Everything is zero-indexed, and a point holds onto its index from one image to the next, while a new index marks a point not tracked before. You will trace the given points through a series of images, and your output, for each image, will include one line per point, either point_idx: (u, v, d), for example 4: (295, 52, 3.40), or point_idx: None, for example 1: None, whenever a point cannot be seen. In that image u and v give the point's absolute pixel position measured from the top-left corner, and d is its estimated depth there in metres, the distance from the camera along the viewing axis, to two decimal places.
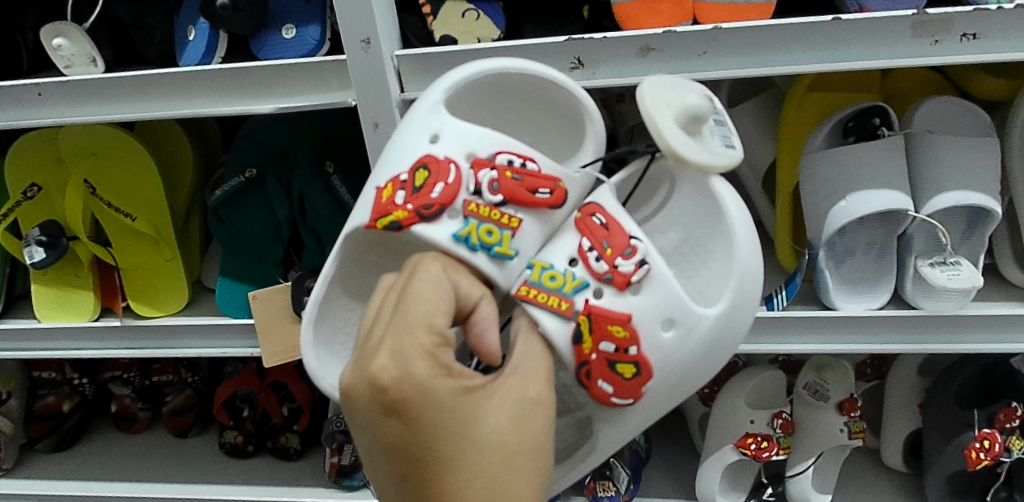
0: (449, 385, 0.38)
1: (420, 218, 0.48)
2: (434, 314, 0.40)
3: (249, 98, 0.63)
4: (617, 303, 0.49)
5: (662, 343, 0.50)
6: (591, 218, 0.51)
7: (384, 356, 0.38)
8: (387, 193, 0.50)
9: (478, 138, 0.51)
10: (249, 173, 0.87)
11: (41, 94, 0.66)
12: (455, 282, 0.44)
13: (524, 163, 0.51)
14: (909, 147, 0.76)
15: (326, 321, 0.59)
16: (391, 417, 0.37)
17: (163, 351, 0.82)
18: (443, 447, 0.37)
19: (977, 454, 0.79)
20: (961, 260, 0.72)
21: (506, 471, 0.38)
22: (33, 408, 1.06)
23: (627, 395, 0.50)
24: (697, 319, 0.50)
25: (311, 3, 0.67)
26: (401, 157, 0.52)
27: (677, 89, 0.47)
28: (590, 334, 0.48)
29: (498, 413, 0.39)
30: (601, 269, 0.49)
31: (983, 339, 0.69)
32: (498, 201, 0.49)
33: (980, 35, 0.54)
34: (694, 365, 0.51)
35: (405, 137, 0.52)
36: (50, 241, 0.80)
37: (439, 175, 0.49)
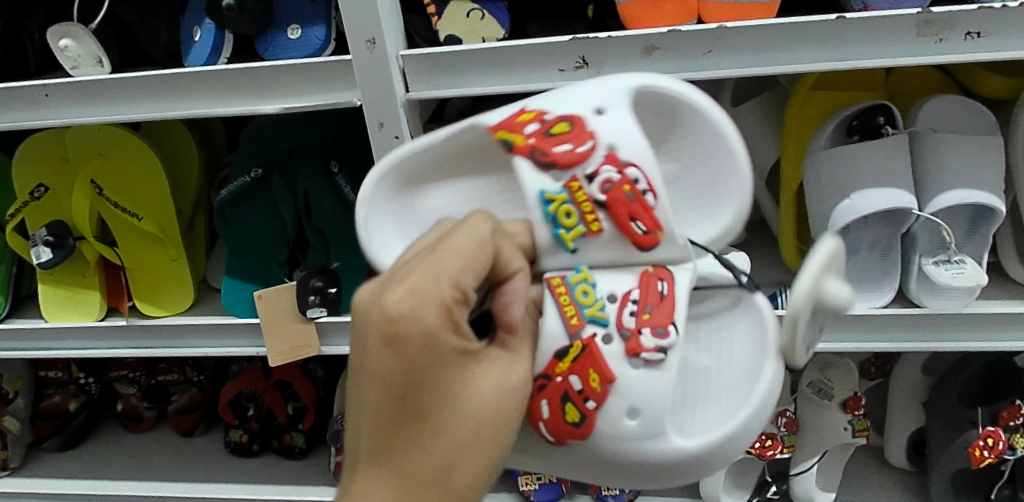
0: (453, 344, 0.35)
1: (530, 157, 0.43)
2: (470, 270, 0.36)
3: (254, 98, 0.64)
4: (616, 362, 0.42)
5: (619, 432, 0.42)
6: (657, 280, 0.43)
7: (404, 291, 0.34)
8: (525, 116, 0.45)
9: (630, 132, 0.44)
10: (255, 173, 0.88)
11: (48, 95, 0.66)
12: (497, 245, 0.39)
13: (648, 191, 0.43)
14: (914, 145, 0.76)
15: (406, 172, 0.49)
16: (389, 352, 0.35)
17: (169, 351, 0.82)
18: (424, 400, 0.36)
19: (981, 452, 0.79)
20: (965, 258, 0.72)
21: (472, 445, 0.37)
22: (39, 407, 1.07)
23: (552, 434, 0.43)
24: (661, 438, 0.42)
25: (316, 4, 0.68)
26: (560, 98, 0.46)
27: (838, 264, 0.39)
28: (572, 360, 0.42)
29: (485, 381, 0.38)
30: (627, 323, 0.42)
31: (987, 337, 0.69)
32: (600, 201, 0.43)
33: (984, 34, 0.54)
34: (632, 466, 0.43)
35: (579, 89, 0.46)
36: (58, 241, 0.81)
37: (576, 137, 0.44)
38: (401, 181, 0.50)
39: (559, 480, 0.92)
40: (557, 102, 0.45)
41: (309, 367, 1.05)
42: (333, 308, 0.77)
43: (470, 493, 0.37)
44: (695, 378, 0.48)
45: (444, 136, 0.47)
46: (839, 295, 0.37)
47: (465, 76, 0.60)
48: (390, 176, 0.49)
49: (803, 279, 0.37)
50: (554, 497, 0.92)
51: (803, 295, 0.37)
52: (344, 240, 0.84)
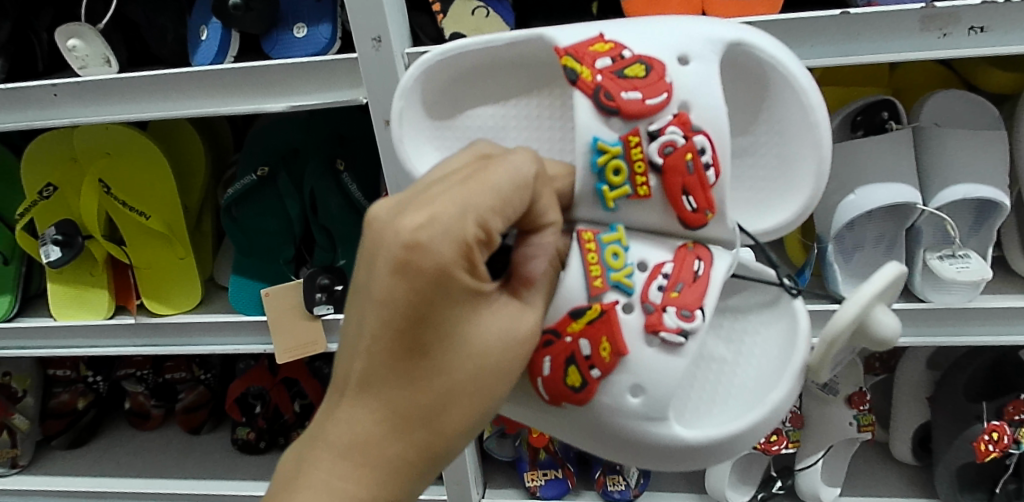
0: (466, 284, 0.33)
1: (593, 97, 0.40)
2: (499, 211, 0.33)
3: (261, 97, 0.64)
4: (633, 334, 0.40)
5: (620, 407, 0.41)
6: (693, 259, 0.42)
7: (422, 217, 0.32)
8: (600, 47, 0.42)
9: (709, 90, 0.41)
10: (261, 171, 0.88)
11: (57, 95, 0.67)
12: (536, 196, 0.36)
13: (710, 165, 0.41)
14: (918, 140, 0.76)
15: (452, 69, 0.48)
16: (399, 283, 0.32)
17: (177, 348, 0.83)
18: (427, 336, 0.34)
19: (986, 446, 0.79)
20: (970, 252, 0.73)
21: (468, 389, 0.35)
22: (49, 405, 1.08)
23: (548, 391, 0.41)
24: (663, 422, 0.41)
25: (322, 3, 0.68)
26: (644, 34, 0.42)
27: (885, 300, 0.41)
28: (586, 323, 0.40)
29: (492, 326, 0.36)
30: (652, 298, 0.41)
31: (992, 331, 0.70)
32: (656, 164, 0.40)
33: (987, 28, 0.54)
34: (625, 446, 0.42)
35: (668, 28, 0.42)
36: (66, 240, 0.82)
37: (648, 86, 0.40)
38: (445, 76, 0.48)
39: (565, 476, 0.93)
40: (641, 40, 0.42)
41: (316, 364, 1.05)
42: (340, 305, 0.78)
43: (457, 436, 0.36)
44: (716, 367, 0.49)
45: (505, 42, 0.45)
46: (880, 327, 0.39)
47: None
48: (436, 71, 0.47)
49: (851, 305, 0.39)
50: (560, 493, 0.93)
51: (849, 320, 0.39)
52: (349, 236, 0.85)
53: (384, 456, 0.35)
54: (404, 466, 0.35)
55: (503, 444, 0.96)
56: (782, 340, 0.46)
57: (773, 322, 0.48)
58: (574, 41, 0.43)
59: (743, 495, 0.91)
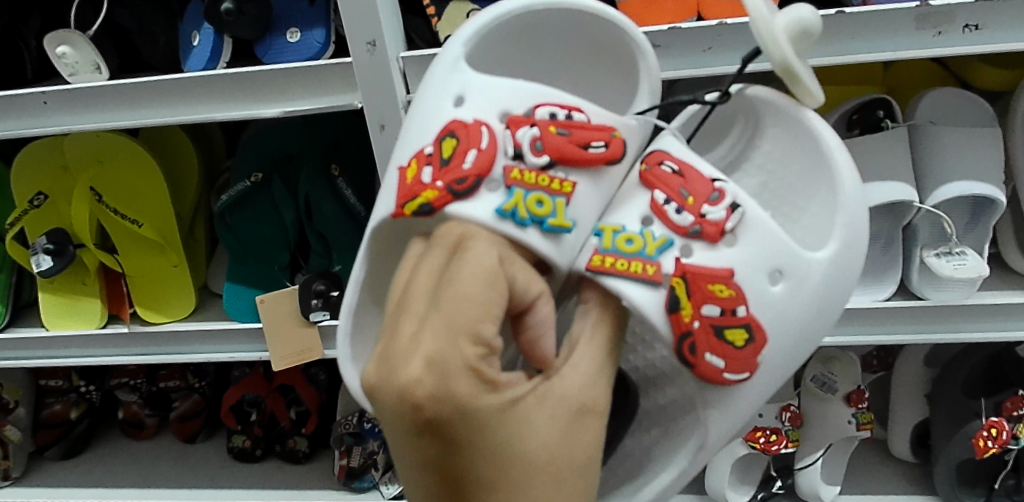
0: (492, 400, 0.35)
1: (453, 196, 0.41)
2: (486, 316, 0.36)
3: (255, 102, 0.64)
4: (712, 258, 0.43)
5: (771, 297, 0.43)
6: (660, 167, 0.45)
7: (419, 366, 0.34)
8: (412, 172, 0.43)
9: (507, 91, 0.45)
10: (255, 176, 0.88)
11: (47, 102, 0.66)
12: (512, 277, 0.38)
13: (569, 115, 0.44)
14: (913, 138, 0.76)
15: (375, 294, 0.52)
16: (425, 435, 0.35)
17: (171, 357, 0.82)
18: (485, 464, 0.35)
19: (984, 443, 0.79)
20: (967, 249, 0.71)
21: (555, 482, 0.37)
22: (41, 416, 1.06)
23: (738, 369, 0.44)
24: (801, 267, 0.44)
25: (315, 7, 0.68)
26: (426, 127, 0.46)
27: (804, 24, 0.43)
28: (688, 298, 0.42)
29: (547, 422, 0.37)
30: (686, 221, 0.43)
31: (989, 327, 0.70)
32: (545, 163, 0.42)
33: (982, 26, 0.54)
34: (810, 322, 0.45)
35: (427, 105, 0.46)
36: (57, 249, 0.81)
37: (469, 139, 0.42)
38: (374, 310, 0.52)
39: None
40: (421, 136, 0.45)
41: (312, 371, 1.05)
42: (336, 311, 0.77)
43: None
44: (777, 212, 0.54)
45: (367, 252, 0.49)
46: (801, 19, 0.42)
47: None
48: (368, 304, 0.52)
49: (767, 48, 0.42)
50: None
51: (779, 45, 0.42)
52: (346, 243, 0.84)
53: None
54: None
55: None
56: (792, 135, 0.51)
57: (772, 128, 0.52)
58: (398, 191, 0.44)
59: (744, 495, 0.91)
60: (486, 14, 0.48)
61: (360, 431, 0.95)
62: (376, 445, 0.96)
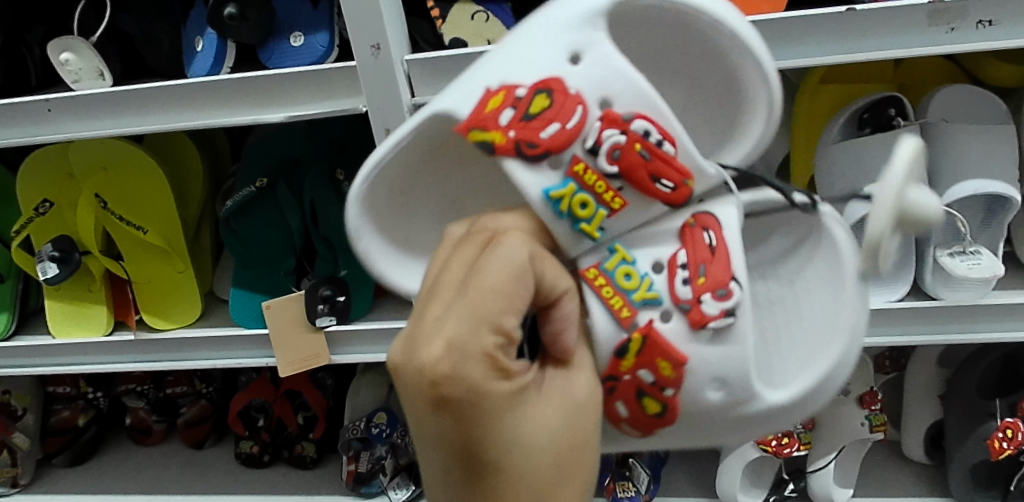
0: (509, 392, 0.30)
1: (517, 155, 0.35)
2: (510, 307, 0.30)
3: (258, 107, 0.63)
4: (680, 339, 0.36)
5: (713, 403, 0.38)
6: (701, 233, 0.37)
7: (440, 349, 0.29)
8: (494, 101, 0.36)
9: (620, 79, 0.37)
10: (260, 182, 0.87)
11: (51, 109, 0.65)
12: (539, 272, 0.32)
13: (661, 141, 0.36)
14: (926, 135, 0.75)
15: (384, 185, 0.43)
16: (442, 422, 0.29)
17: (176, 364, 0.81)
18: (497, 459, 0.30)
19: (1000, 444, 0.78)
20: (980, 247, 0.70)
21: (554, 481, 0.32)
22: (49, 423, 1.06)
23: (636, 428, 0.38)
24: (757, 396, 0.38)
25: (319, 12, 0.68)
26: (531, 59, 0.37)
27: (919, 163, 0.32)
28: (634, 356, 0.36)
29: (556, 417, 0.32)
30: (683, 293, 0.36)
31: (1005, 327, 0.69)
32: (611, 174, 0.36)
33: (995, 22, 0.53)
34: (721, 432, 0.39)
35: (538, 38, 0.37)
36: (63, 256, 0.81)
37: (560, 111, 0.35)
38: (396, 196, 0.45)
39: None
40: (522, 70, 0.37)
41: (319, 376, 1.04)
42: (343, 316, 0.77)
43: None
44: None
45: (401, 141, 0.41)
46: (917, 204, 0.31)
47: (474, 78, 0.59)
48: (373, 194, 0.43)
49: (881, 205, 0.30)
50: None
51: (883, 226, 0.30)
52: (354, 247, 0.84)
53: None
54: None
55: None
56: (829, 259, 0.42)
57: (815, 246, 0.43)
58: (469, 110, 0.37)
59: (755, 499, 0.90)
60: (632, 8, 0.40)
61: (368, 436, 0.95)
62: (384, 450, 0.95)
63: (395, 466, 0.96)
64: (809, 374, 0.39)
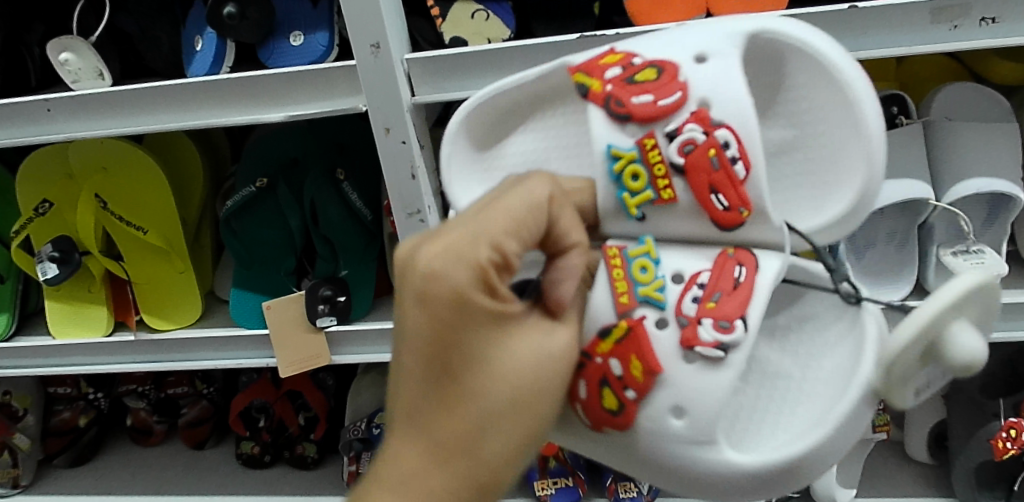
0: (486, 306, 0.31)
1: (603, 106, 0.36)
2: (514, 234, 0.31)
3: (257, 106, 0.63)
4: (667, 349, 0.35)
5: (667, 437, 0.35)
6: (734, 266, 0.36)
7: (439, 245, 0.31)
8: (611, 58, 0.38)
9: (732, 87, 0.35)
10: (260, 182, 0.87)
11: (50, 109, 0.65)
12: (553, 218, 0.33)
13: (736, 158, 0.35)
14: (928, 133, 0.75)
15: (493, 113, 0.43)
16: (418, 308, 0.31)
17: (176, 364, 0.81)
18: (453, 360, 0.32)
19: (1004, 444, 0.78)
20: (984, 247, 0.69)
21: (504, 411, 0.32)
22: (50, 424, 1.06)
23: (587, 417, 0.37)
24: (713, 446, 0.35)
25: (318, 11, 0.67)
26: (667, 46, 0.37)
27: (980, 303, 0.31)
28: (615, 342, 0.35)
29: (527, 348, 0.33)
30: (687, 310, 0.35)
31: (1008, 327, 0.68)
32: (676, 164, 0.35)
33: (998, 19, 0.53)
34: (676, 481, 0.37)
35: (688, 34, 0.38)
36: (63, 256, 0.80)
37: (660, 87, 0.36)
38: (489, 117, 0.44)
39: (575, 484, 0.91)
40: (656, 46, 0.38)
41: (320, 376, 1.04)
42: (343, 316, 0.76)
43: (504, 463, 0.33)
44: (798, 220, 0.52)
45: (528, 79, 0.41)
46: (953, 347, 0.30)
47: (475, 77, 0.59)
48: (477, 118, 0.43)
49: (912, 319, 0.30)
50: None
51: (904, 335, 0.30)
52: (355, 247, 0.84)
53: (426, 488, 0.32)
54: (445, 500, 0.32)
55: None
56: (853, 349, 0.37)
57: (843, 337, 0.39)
58: (587, 58, 0.39)
59: None
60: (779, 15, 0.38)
61: (368, 436, 0.94)
62: None
63: None
64: (780, 449, 0.35)
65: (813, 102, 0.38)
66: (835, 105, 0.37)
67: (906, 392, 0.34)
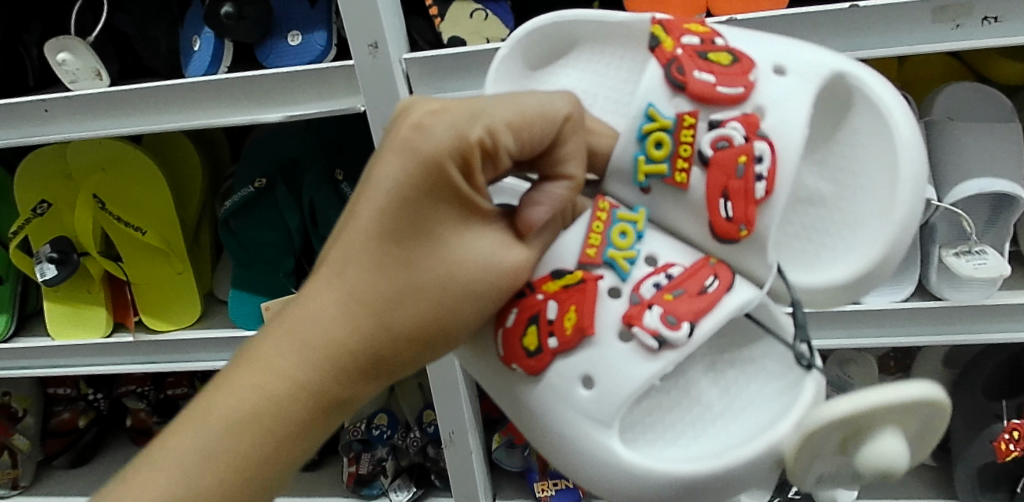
0: (456, 187, 0.30)
1: (666, 65, 0.38)
2: (512, 136, 0.31)
3: (255, 107, 0.62)
4: (605, 313, 0.36)
5: (570, 404, 0.36)
6: (709, 277, 0.36)
7: (442, 111, 0.30)
8: (697, 30, 0.39)
9: (794, 110, 0.36)
10: (260, 182, 0.87)
11: (48, 110, 0.65)
12: (558, 145, 0.33)
13: (761, 176, 0.35)
14: (929, 133, 0.75)
15: (561, 37, 0.44)
16: (394, 153, 0.30)
17: (175, 365, 0.81)
18: (401, 216, 0.31)
19: (1006, 446, 0.77)
20: (986, 248, 0.69)
21: (428, 297, 0.32)
22: (49, 424, 1.06)
23: (502, 346, 0.37)
24: (606, 429, 0.35)
25: (316, 10, 0.67)
26: (759, 50, 0.38)
27: (924, 418, 0.30)
28: (560, 286, 0.36)
29: (470, 243, 0.32)
30: (645, 292, 0.36)
31: (1010, 328, 0.68)
32: (705, 155, 0.36)
33: (1000, 18, 0.53)
34: (561, 455, 0.37)
35: (793, 47, 0.38)
36: (61, 257, 0.80)
37: (726, 76, 0.37)
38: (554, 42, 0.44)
39: (575, 485, 0.91)
40: (747, 42, 0.39)
41: None
42: None
43: (404, 343, 0.33)
44: None
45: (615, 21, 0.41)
46: (875, 445, 0.29)
47: (473, 76, 0.59)
48: (542, 36, 0.44)
49: (852, 401, 0.29)
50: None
51: (837, 414, 0.29)
52: None
53: (326, 335, 0.31)
54: (339, 366, 0.32)
55: (512, 455, 0.92)
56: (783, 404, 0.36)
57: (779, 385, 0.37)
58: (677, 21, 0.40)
59: None
60: (873, 71, 0.38)
61: (368, 437, 0.94)
62: (385, 452, 0.94)
63: (396, 468, 0.95)
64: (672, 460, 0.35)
65: (863, 167, 0.39)
66: (885, 171, 0.38)
67: (810, 465, 0.32)
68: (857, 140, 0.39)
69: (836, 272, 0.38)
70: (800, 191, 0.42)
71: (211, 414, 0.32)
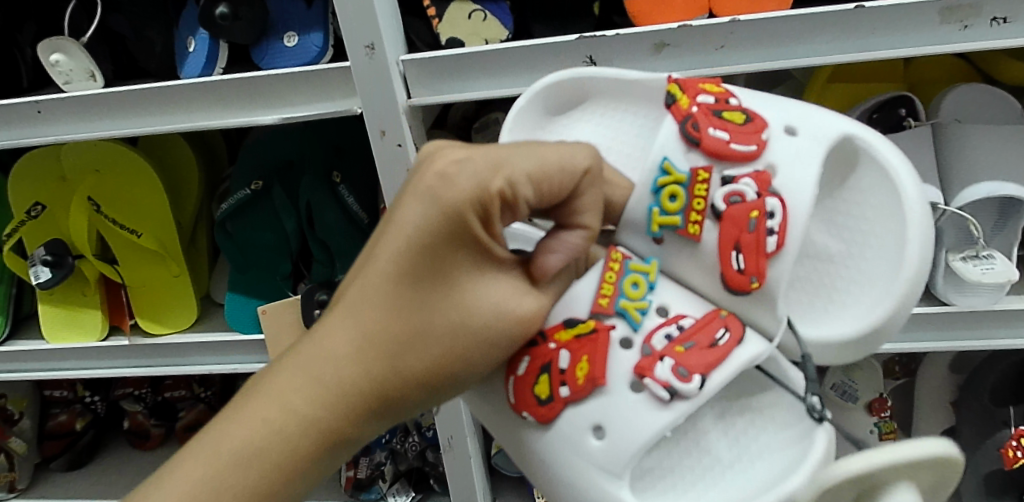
0: (477, 237, 0.29)
1: (681, 120, 0.39)
2: (534, 189, 0.30)
3: (250, 108, 0.61)
4: (618, 364, 0.36)
5: (582, 454, 0.35)
6: (721, 328, 0.36)
7: (469, 160, 0.29)
8: (713, 86, 0.40)
9: (803, 170, 0.37)
10: (255, 185, 0.85)
11: (41, 111, 0.64)
12: (577, 197, 0.33)
13: (773, 230, 0.36)
14: (937, 136, 0.74)
15: (579, 91, 0.45)
16: (418, 198, 0.29)
17: (171, 369, 0.80)
18: (419, 261, 0.30)
19: (1014, 452, 0.74)
20: (994, 252, 0.67)
21: (440, 343, 0.31)
22: (46, 427, 1.05)
23: (513, 394, 0.37)
24: (617, 481, 0.35)
25: (313, 10, 0.66)
26: (772, 108, 0.39)
27: (939, 474, 0.32)
28: (573, 336, 0.36)
29: (485, 291, 0.32)
30: (657, 344, 0.35)
31: (1017, 333, 0.67)
32: (719, 211, 0.37)
33: (1010, 19, 0.51)
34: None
35: (804, 107, 0.39)
36: (55, 260, 0.79)
37: (741, 134, 0.38)
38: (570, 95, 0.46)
39: None
40: (759, 101, 0.39)
41: None
42: None
43: (412, 390, 0.32)
44: None
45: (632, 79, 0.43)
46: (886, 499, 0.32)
47: (473, 79, 0.58)
48: (560, 88, 0.45)
49: (862, 459, 0.31)
50: None
51: (850, 472, 0.31)
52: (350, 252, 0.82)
53: (335, 379, 0.31)
54: (345, 409, 0.31)
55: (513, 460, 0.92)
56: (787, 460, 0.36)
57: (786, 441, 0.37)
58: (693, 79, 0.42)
59: None
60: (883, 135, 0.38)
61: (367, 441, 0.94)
62: (384, 456, 0.93)
63: (395, 472, 0.95)
64: None
65: (865, 222, 0.39)
66: (895, 229, 0.38)
67: None
68: (866, 199, 0.39)
69: (843, 327, 0.38)
70: (808, 247, 0.41)
71: (219, 452, 0.31)
